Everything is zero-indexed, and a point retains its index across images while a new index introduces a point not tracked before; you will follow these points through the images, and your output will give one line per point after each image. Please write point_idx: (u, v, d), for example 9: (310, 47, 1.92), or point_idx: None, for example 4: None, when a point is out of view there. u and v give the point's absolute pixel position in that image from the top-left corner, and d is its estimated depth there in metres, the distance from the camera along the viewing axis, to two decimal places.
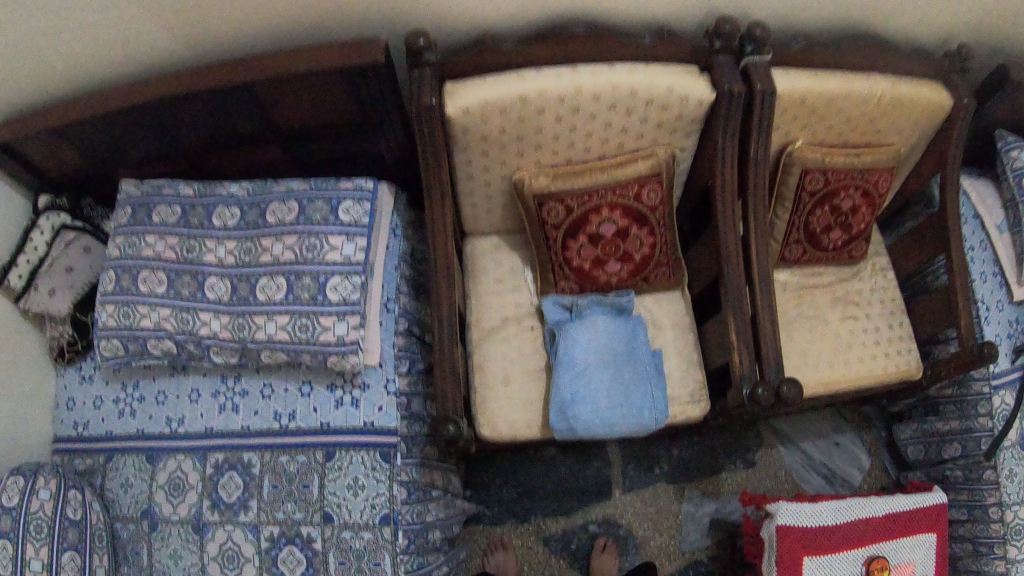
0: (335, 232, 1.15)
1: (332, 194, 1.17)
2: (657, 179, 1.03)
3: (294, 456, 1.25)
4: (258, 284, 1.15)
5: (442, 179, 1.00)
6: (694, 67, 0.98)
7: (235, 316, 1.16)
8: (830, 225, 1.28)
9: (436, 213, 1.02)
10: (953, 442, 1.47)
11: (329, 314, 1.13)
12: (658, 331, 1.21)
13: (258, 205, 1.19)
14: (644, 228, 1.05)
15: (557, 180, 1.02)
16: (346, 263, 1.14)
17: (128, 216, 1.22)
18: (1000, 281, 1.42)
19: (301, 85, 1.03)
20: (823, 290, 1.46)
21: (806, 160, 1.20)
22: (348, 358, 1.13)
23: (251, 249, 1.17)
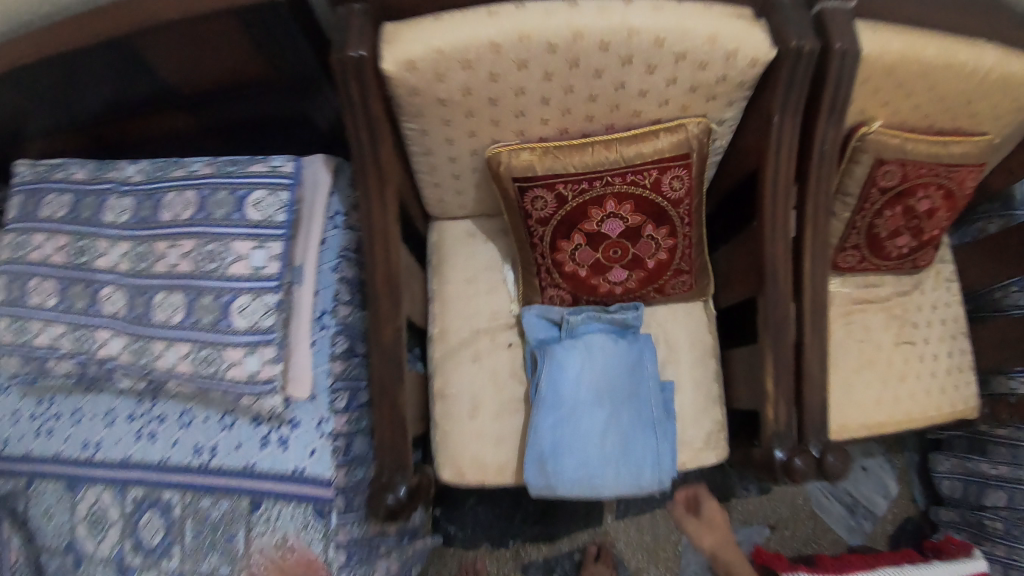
0: (241, 236, 0.88)
1: (238, 181, 0.89)
2: (683, 161, 0.76)
3: (218, 500, 1.00)
4: (154, 301, 0.89)
5: (382, 157, 0.73)
6: (749, 9, 0.70)
7: (133, 338, 0.89)
8: (899, 229, 1.03)
9: (374, 205, 0.76)
10: (998, 489, 1.19)
11: (238, 344, 0.87)
12: (671, 355, 0.93)
13: (150, 196, 0.90)
14: (661, 227, 0.79)
15: (546, 157, 0.75)
16: (255, 278, 0.87)
17: (17, 208, 0.94)
18: None
19: (188, 36, 0.78)
20: (878, 307, 1.15)
21: (884, 148, 0.92)
22: (266, 400, 0.89)
23: (144, 253, 0.90)
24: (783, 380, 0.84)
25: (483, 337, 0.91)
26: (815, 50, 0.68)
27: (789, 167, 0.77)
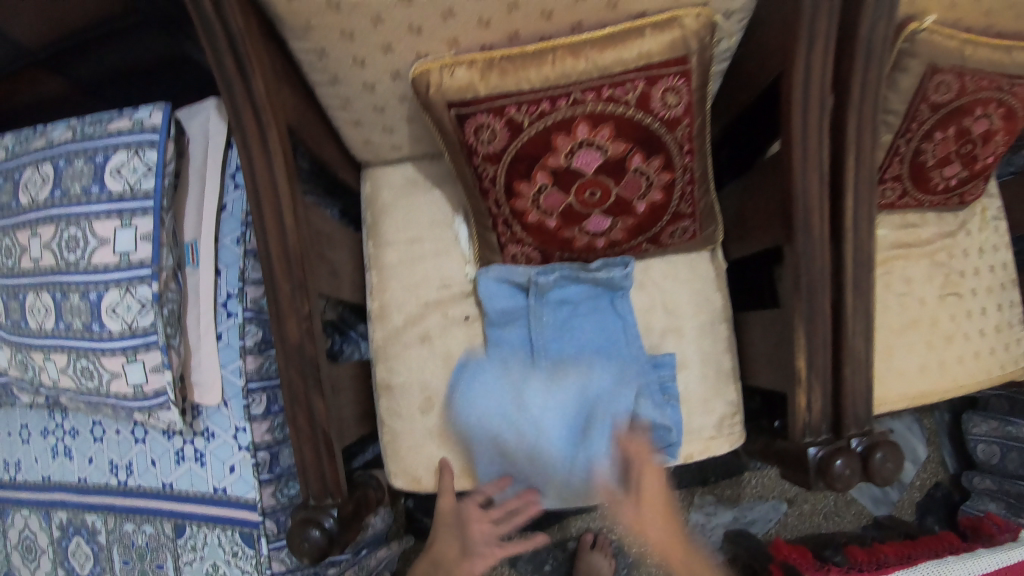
0: (100, 215, 0.67)
1: (96, 144, 0.68)
2: (678, 68, 0.55)
3: (141, 525, 0.83)
4: (26, 303, 0.71)
5: (260, 93, 0.53)
6: None
7: (14, 351, 0.75)
8: (949, 157, 0.82)
9: (257, 157, 0.55)
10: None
11: (113, 352, 0.68)
12: (672, 325, 0.73)
13: (10, 176, 0.72)
14: (653, 159, 0.59)
15: (489, 73, 0.55)
16: (121, 267, 0.66)
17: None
18: None
19: None
20: (921, 253, 0.93)
21: (938, 52, 0.71)
22: (162, 413, 0.70)
23: (9, 246, 0.71)
24: (818, 356, 0.65)
25: (432, 316, 0.71)
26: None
27: (825, 74, 0.57)
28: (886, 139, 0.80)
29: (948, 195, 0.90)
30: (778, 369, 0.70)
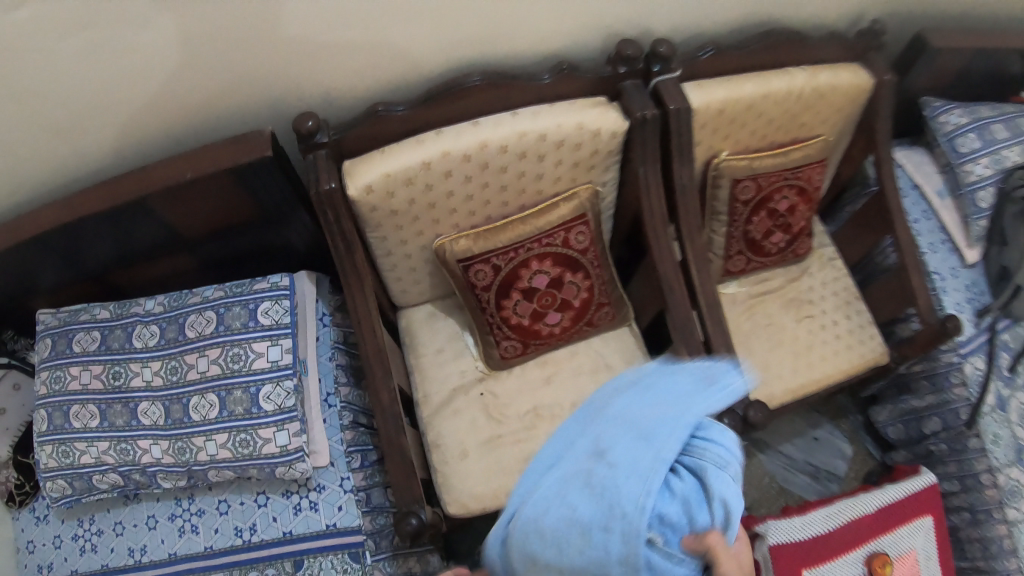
0: (257, 337, 1.11)
1: (248, 297, 1.13)
2: (583, 221, 1.01)
3: (263, 571, 1.14)
4: (190, 404, 1.10)
5: (358, 263, 0.99)
6: (605, 100, 0.95)
7: (174, 440, 1.10)
8: (770, 229, 1.25)
9: (359, 300, 1.01)
10: (932, 416, 1.49)
11: (267, 424, 1.08)
12: (611, 372, 1.17)
13: (176, 319, 1.13)
14: (578, 273, 1.04)
15: (479, 240, 0.99)
16: (275, 368, 1.10)
17: (49, 348, 1.15)
18: (949, 249, 1.52)
19: (198, 194, 0.99)
20: (775, 295, 1.42)
21: (736, 170, 1.16)
22: (297, 466, 1.10)
23: (176, 366, 1.11)
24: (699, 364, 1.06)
25: (469, 387, 1.15)
26: (655, 116, 0.93)
27: (662, 204, 1.03)
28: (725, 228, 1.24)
29: (785, 252, 1.33)
30: None
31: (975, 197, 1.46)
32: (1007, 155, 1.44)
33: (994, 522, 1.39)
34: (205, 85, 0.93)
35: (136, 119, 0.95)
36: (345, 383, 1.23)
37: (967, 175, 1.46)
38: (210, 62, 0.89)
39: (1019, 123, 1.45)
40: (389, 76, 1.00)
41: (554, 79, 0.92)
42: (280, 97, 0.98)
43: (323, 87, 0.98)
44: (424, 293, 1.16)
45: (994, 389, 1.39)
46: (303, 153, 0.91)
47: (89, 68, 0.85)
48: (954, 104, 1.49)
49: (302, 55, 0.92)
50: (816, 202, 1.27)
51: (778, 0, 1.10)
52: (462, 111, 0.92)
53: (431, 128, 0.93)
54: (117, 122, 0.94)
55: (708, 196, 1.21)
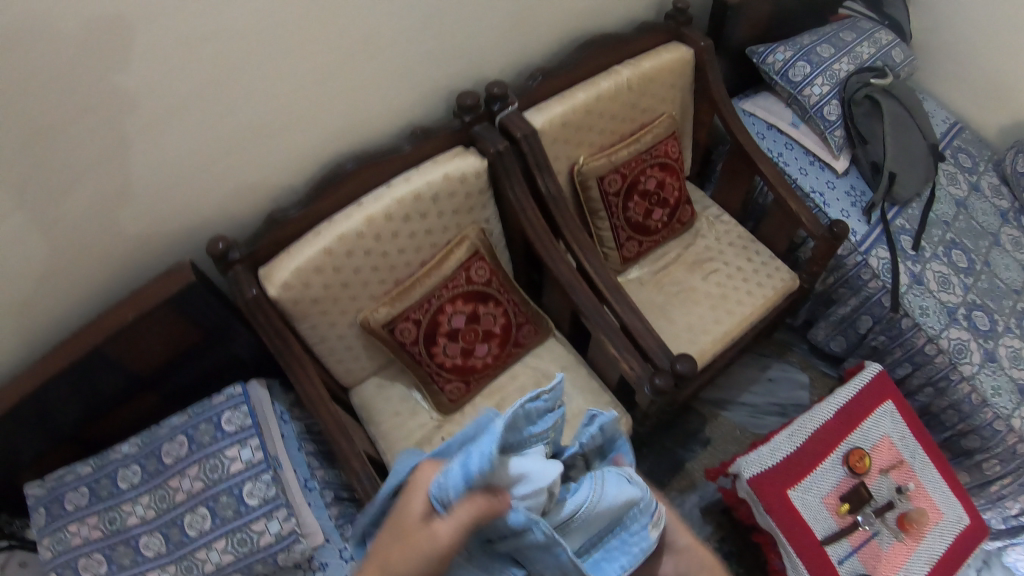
0: (227, 444, 1.23)
1: (211, 411, 1.25)
2: (478, 256, 1.16)
3: None
4: (184, 523, 1.20)
5: (296, 352, 1.09)
6: (461, 148, 1.12)
7: (179, 561, 1.18)
8: (648, 208, 1.35)
9: (307, 385, 1.09)
10: (862, 316, 1.64)
11: (257, 518, 1.20)
12: (553, 379, 1.28)
13: (152, 452, 1.23)
14: (489, 302, 1.17)
15: (395, 303, 1.10)
16: (250, 467, 1.22)
17: (44, 516, 1.20)
18: (820, 167, 1.65)
19: (145, 333, 1.10)
20: (677, 264, 1.54)
21: (598, 169, 1.26)
22: (295, 548, 1.20)
23: (163, 493, 1.21)
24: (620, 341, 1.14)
25: (432, 435, 1.24)
26: (507, 147, 1.11)
27: (540, 219, 1.17)
28: (607, 220, 1.33)
29: (671, 225, 1.43)
30: (615, 368, 1.23)
31: (823, 113, 1.59)
32: (836, 69, 1.61)
33: (956, 384, 1.51)
34: (123, 242, 1.02)
35: (67, 286, 1.01)
36: (318, 466, 1.36)
37: (809, 98, 1.60)
38: (126, 207, 0.97)
39: (835, 40, 1.65)
40: (280, 179, 1.13)
41: (414, 144, 1.09)
42: (194, 231, 1.09)
43: (231, 208, 1.11)
44: (365, 364, 1.25)
45: (903, 269, 1.55)
46: (222, 272, 1.00)
47: (18, 255, 0.92)
48: (775, 45, 1.65)
49: (198, 180, 1.01)
50: (681, 171, 1.39)
51: (583, 13, 1.27)
52: (345, 197, 1.05)
53: (323, 220, 1.05)
54: (54, 294, 1.01)
55: (583, 200, 1.31)
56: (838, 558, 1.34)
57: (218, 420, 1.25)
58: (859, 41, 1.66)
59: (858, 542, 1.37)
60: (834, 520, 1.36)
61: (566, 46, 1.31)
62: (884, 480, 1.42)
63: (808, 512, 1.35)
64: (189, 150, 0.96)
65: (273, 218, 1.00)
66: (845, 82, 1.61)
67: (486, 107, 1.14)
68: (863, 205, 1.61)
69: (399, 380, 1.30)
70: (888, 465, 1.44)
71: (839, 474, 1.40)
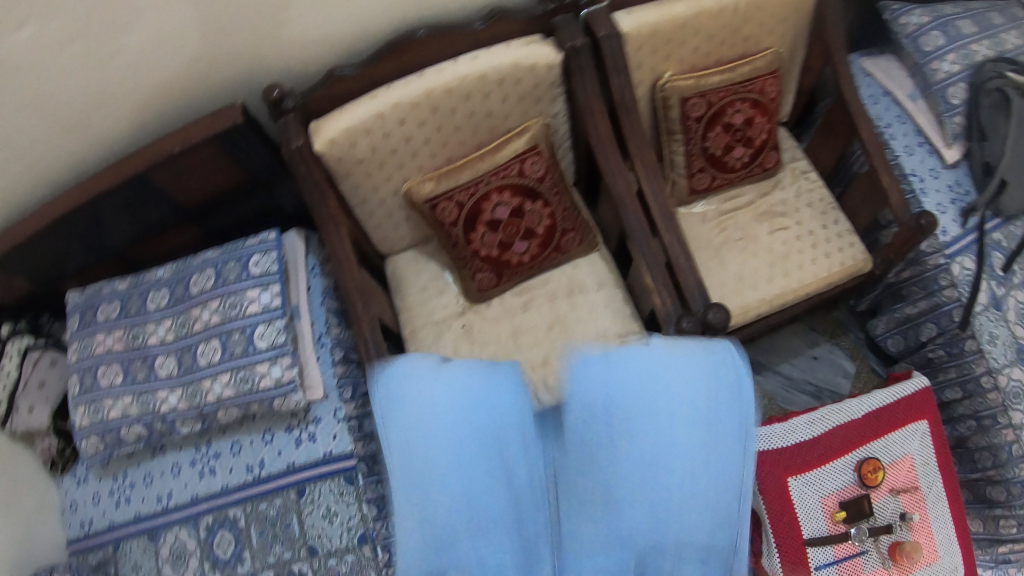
0: (250, 286, 1.26)
1: (244, 252, 1.28)
2: (536, 150, 1.11)
3: (272, 500, 1.24)
4: (197, 351, 1.24)
5: (331, 210, 1.10)
6: (536, 36, 1.07)
7: (187, 385, 1.23)
8: (729, 144, 1.27)
9: (337, 246, 1.11)
10: (926, 322, 1.54)
11: (262, 360, 1.22)
12: (585, 294, 1.23)
13: (182, 280, 1.29)
14: (537, 201, 1.13)
15: (441, 179, 1.09)
16: (266, 311, 1.24)
17: (78, 322, 1.30)
18: (929, 151, 1.53)
19: (194, 160, 1.15)
20: (746, 210, 1.45)
21: (682, 89, 1.21)
22: (292, 398, 1.22)
23: (184, 320, 1.26)
24: (659, 274, 1.10)
25: (452, 319, 1.23)
26: (586, 44, 1.05)
27: (605, 126, 1.12)
28: (682, 146, 1.28)
29: (751, 166, 1.34)
30: (649, 299, 1.19)
31: (945, 94, 1.47)
32: (973, 50, 1.47)
33: (1000, 428, 1.45)
34: (186, 65, 1.08)
35: (131, 101, 1.10)
36: (336, 324, 1.35)
37: (935, 73, 1.49)
38: (192, 34, 1.04)
39: (981, 18, 1.51)
40: (354, 23, 1.12)
41: (486, 24, 1.05)
42: (260, 60, 1.12)
43: (299, 41, 1.11)
44: (406, 235, 1.23)
45: (985, 287, 1.44)
46: (274, 118, 1.03)
47: (68, 54, 0.98)
48: (913, 6, 1.53)
49: (258, 21, 1.05)
50: (775, 115, 1.29)
51: None
52: (407, 63, 1.04)
53: (383, 83, 1.05)
54: (119, 106, 1.10)
55: (661, 118, 1.26)
56: (816, 562, 1.30)
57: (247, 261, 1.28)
58: (1007, 27, 1.51)
59: (843, 553, 1.31)
60: (826, 523, 1.32)
61: None
62: (891, 501, 1.35)
63: (802, 503, 1.31)
64: None
65: (331, 74, 1.01)
66: (979, 67, 1.46)
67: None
68: (962, 206, 1.47)
69: (434, 259, 1.27)
70: (901, 486, 1.36)
71: (847, 478, 1.34)
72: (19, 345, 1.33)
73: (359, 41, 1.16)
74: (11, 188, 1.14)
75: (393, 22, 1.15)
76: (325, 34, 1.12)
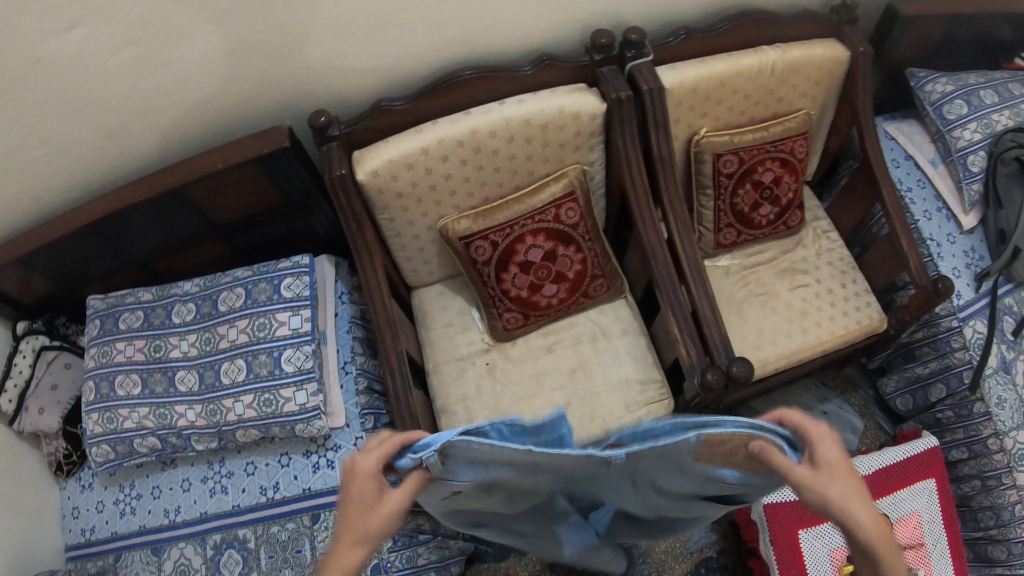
0: (280, 308, 1.27)
1: (275, 274, 1.30)
2: (572, 197, 1.14)
3: (285, 524, 1.24)
4: (221, 369, 1.26)
5: (368, 240, 1.12)
6: (581, 84, 1.10)
7: (207, 403, 1.25)
8: (757, 201, 1.30)
9: (370, 275, 1.13)
10: (936, 383, 1.55)
11: (288, 384, 1.24)
12: (608, 340, 1.25)
13: (210, 296, 1.30)
14: (570, 246, 1.15)
15: (478, 219, 1.12)
16: (295, 335, 1.26)
17: (98, 327, 1.31)
18: (946, 215, 1.56)
19: (230, 179, 1.18)
20: (768, 265, 1.47)
21: (716, 145, 1.23)
22: (315, 423, 1.24)
23: (209, 337, 1.28)
24: (686, 326, 1.12)
25: (475, 356, 1.25)
26: (629, 96, 1.07)
27: (641, 177, 1.14)
28: (711, 201, 1.30)
29: (775, 224, 1.36)
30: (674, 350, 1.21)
31: (965, 161, 1.50)
32: (994, 119, 1.49)
33: (1005, 488, 1.46)
34: (231, 88, 1.12)
35: (172, 115, 1.13)
36: (361, 352, 1.37)
37: (957, 141, 1.51)
38: (241, 51, 1.06)
39: (1005, 89, 1.52)
40: (399, 60, 1.15)
41: (534, 70, 1.07)
42: (305, 87, 1.15)
43: (344, 74, 1.15)
44: (435, 269, 1.26)
45: (995, 351, 1.45)
46: (317, 145, 1.05)
47: (116, 62, 1.01)
48: (939, 73, 1.53)
49: (306, 50, 1.09)
50: (802, 175, 1.32)
51: None
52: (452, 101, 1.06)
53: (427, 120, 1.08)
54: (161, 118, 1.13)
55: (693, 172, 1.28)
56: None
57: (278, 283, 1.30)
58: None
59: None
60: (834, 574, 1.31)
61: (720, 13, 1.26)
62: None
63: (811, 556, 1.32)
64: (308, 11, 1.02)
65: (379, 105, 1.04)
66: (999, 136, 1.49)
67: (618, 50, 1.10)
68: (976, 271, 1.50)
69: (460, 296, 1.29)
70: (907, 542, 1.35)
71: None
72: (33, 345, 1.35)
73: (403, 78, 1.19)
74: (45, 187, 1.17)
75: (438, 63, 1.18)
76: (371, 68, 1.15)
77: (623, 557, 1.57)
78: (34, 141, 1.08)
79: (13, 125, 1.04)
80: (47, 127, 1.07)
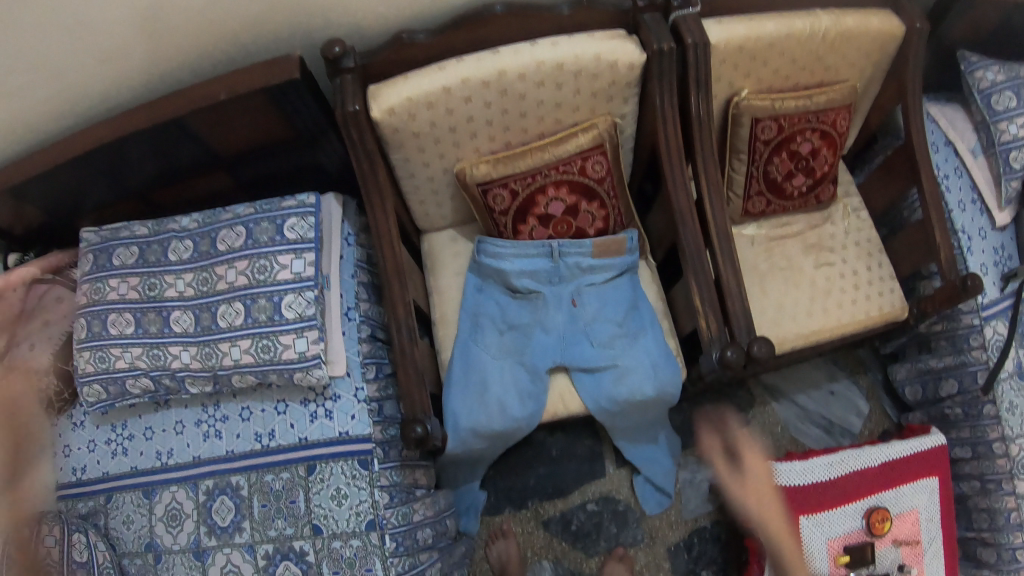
0: (282, 250, 1.21)
1: (278, 214, 1.24)
2: (601, 150, 1.09)
3: (279, 473, 1.21)
4: (217, 312, 1.21)
5: (380, 180, 1.06)
6: (621, 29, 1.03)
7: (202, 346, 1.21)
8: (791, 171, 1.24)
9: (381, 218, 1.08)
10: (948, 377, 1.48)
11: (288, 331, 1.19)
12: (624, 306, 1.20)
13: (209, 235, 1.25)
14: (593, 201, 1.13)
15: (498, 165, 1.08)
16: (297, 280, 1.20)
17: (91, 262, 1.27)
18: (979, 208, 1.49)
19: (238, 108, 1.12)
20: (796, 239, 1.40)
21: (756, 109, 1.17)
22: (314, 373, 1.19)
23: (207, 277, 1.23)
24: (708, 300, 1.09)
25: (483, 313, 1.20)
26: (673, 48, 1.01)
27: (676, 137, 1.08)
28: (743, 166, 1.24)
29: (806, 196, 1.31)
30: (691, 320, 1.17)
31: (1008, 156, 1.43)
32: None
33: (1003, 493, 1.42)
34: (244, 9, 1.06)
35: (180, 37, 1.07)
36: (365, 299, 1.33)
37: (1001, 133, 1.43)
38: None
39: None
40: None
41: (572, 12, 1.01)
42: (324, 13, 1.09)
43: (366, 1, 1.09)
44: (447, 214, 1.21)
45: (1014, 355, 1.40)
46: (331, 75, 1.00)
47: None
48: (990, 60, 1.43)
49: None
50: (840, 148, 1.25)
51: None
52: (481, 38, 1.00)
53: (451, 55, 1.02)
54: (168, 40, 1.08)
55: (728, 135, 1.22)
56: None
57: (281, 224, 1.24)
58: None
59: None
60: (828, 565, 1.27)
61: None
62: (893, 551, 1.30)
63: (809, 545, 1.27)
64: None
65: (399, 36, 0.98)
66: None
67: None
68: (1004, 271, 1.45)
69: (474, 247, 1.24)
70: (904, 538, 1.31)
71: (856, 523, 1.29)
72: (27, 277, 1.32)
73: (429, 8, 1.12)
74: (45, 106, 1.12)
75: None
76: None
77: (618, 521, 1.54)
78: (34, 59, 1.03)
79: (11, 40, 0.99)
80: (47, 44, 1.02)
